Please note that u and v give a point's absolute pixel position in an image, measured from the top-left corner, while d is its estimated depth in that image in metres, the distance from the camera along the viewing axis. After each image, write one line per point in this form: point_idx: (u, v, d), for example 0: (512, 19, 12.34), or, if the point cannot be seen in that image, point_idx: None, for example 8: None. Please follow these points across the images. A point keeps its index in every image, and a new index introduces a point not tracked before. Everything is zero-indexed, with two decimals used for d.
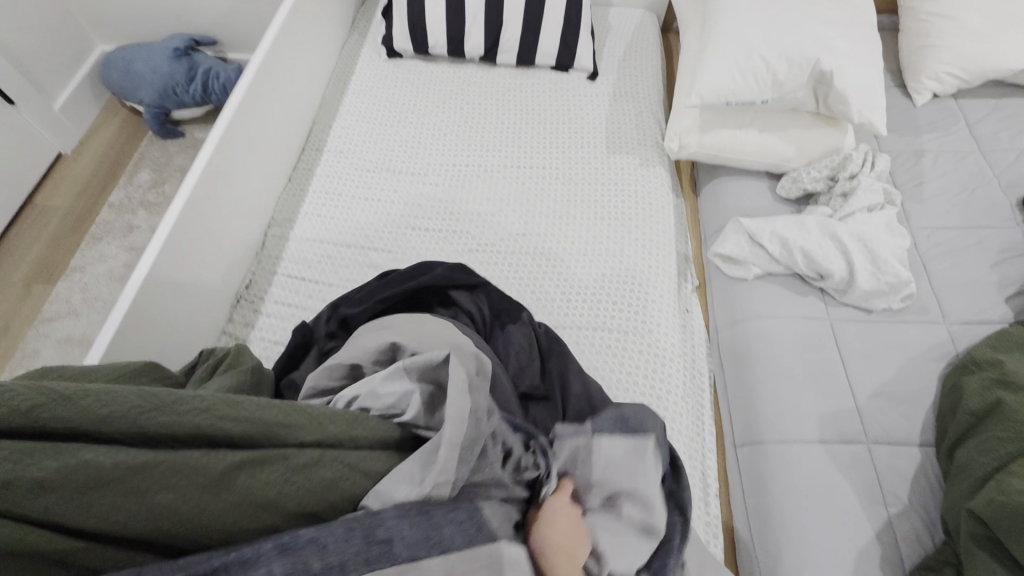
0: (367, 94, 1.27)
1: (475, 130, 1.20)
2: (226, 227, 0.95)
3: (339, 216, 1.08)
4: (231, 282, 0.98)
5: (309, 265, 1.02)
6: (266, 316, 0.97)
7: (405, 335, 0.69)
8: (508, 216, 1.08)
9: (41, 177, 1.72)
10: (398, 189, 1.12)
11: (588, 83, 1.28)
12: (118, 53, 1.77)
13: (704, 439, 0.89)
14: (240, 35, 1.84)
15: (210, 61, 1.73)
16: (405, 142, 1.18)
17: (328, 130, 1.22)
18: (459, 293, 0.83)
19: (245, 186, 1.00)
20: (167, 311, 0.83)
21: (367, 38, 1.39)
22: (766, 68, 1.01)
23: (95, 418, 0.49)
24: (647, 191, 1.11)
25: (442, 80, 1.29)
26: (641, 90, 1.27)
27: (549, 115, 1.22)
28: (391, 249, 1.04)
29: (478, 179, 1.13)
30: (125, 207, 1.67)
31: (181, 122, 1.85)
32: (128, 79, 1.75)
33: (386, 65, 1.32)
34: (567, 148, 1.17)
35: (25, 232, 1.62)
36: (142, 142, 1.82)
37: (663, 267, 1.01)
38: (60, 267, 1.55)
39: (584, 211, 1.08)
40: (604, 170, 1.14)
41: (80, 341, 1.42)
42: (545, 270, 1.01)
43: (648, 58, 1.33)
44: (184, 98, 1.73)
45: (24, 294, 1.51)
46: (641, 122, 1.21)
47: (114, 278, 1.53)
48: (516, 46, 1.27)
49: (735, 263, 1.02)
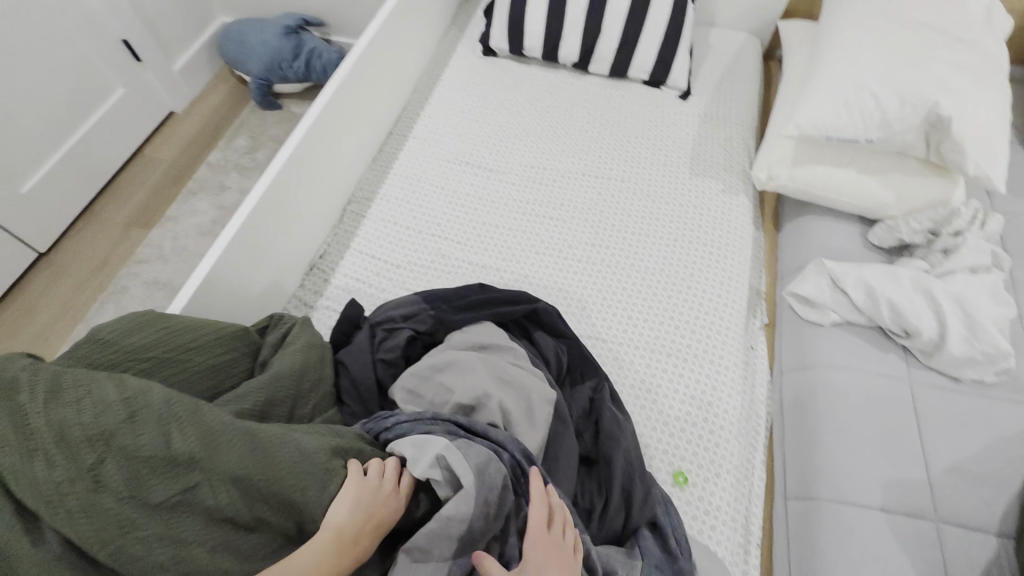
0: (458, 87, 1.30)
1: (558, 135, 1.21)
2: (309, 197, 0.99)
3: (415, 201, 1.11)
4: (307, 251, 1.03)
5: (381, 243, 1.05)
6: (333, 287, 1.01)
7: (483, 378, 0.71)
8: (578, 223, 1.07)
9: (153, 130, 1.88)
10: (475, 183, 1.14)
11: (679, 101, 1.25)
12: (235, 26, 1.90)
13: (752, 483, 0.85)
14: (346, 19, 1.92)
15: (315, 41, 1.83)
16: (488, 139, 1.20)
17: (415, 117, 1.26)
18: (542, 336, 0.84)
19: (332, 160, 1.04)
20: (247, 269, 0.87)
21: (465, 35, 1.42)
22: (875, 106, 0.95)
23: (207, 434, 0.52)
24: (724, 218, 1.07)
25: (532, 83, 1.30)
26: (734, 114, 1.23)
27: (633, 128, 1.21)
28: (460, 239, 1.05)
29: (554, 183, 1.13)
30: (220, 168, 1.79)
31: (281, 96, 1.97)
32: (240, 50, 1.87)
33: (479, 62, 1.35)
34: (648, 165, 1.15)
35: (134, 178, 1.77)
36: (244, 110, 1.95)
37: (732, 299, 0.98)
38: (158, 214, 1.68)
39: (656, 230, 1.06)
40: (683, 191, 1.11)
41: (164, 284, 1.54)
42: (609, 282, 0.99)
43: (746, 83, 1.29)
44: (287, 73, 1.84)
45: (123, 234, 1.64)
46: (729, 147, 1.17)
47: (201, 232, 1.64)
48: (610, 56, 1.26)
49: (811, 305, 0.97)
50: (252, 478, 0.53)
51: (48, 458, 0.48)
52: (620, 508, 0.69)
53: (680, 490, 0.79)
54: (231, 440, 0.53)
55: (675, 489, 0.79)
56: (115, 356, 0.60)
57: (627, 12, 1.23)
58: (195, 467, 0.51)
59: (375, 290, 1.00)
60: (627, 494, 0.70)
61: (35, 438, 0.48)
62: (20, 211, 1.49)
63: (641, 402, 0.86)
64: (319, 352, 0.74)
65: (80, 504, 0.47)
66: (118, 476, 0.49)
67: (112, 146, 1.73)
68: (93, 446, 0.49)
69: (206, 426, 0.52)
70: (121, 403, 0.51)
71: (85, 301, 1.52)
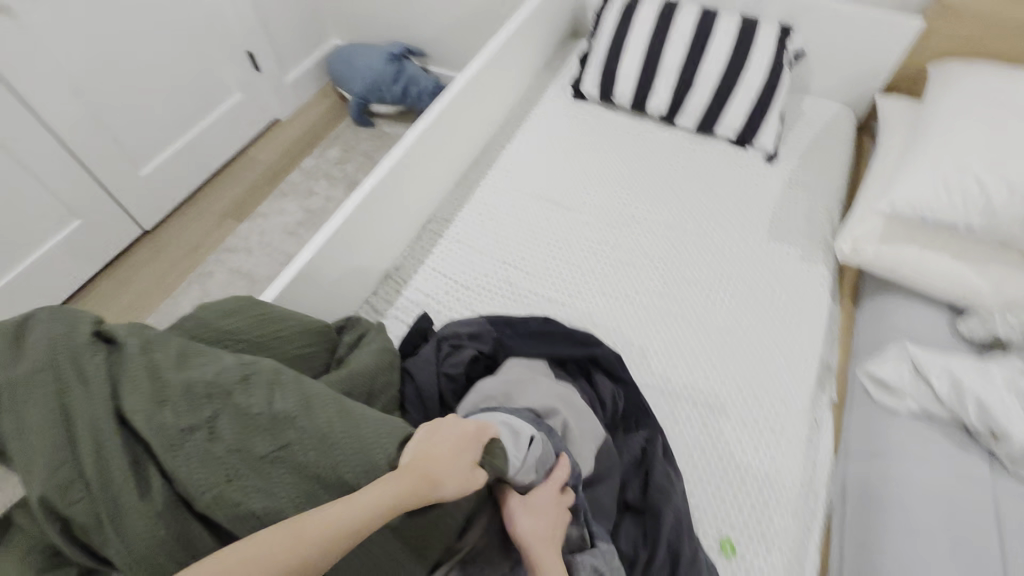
0: (546, 126, 1.35)
1: (638, 182, 1.22)
2: (395, 212, 1.06)
3: (491, 228, 1.15)
4: (384, 261, 1.08)
5: (454, 264, 1.10)
6: (404, 299, 1.05)
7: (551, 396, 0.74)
8: (647, 271, 1.08)
9: (258, 133, 2.04)
10: (551, 218, 1.17)
11: (764, 163, 1.25)
12: (345, 48, 2.06)
13: (804, 567, 0.81)
14: (446, 51, 2.04)
15: (415, 69, 1.96)
16: (569, 178, 1.24)
17: (501, 149, 1.31)
18: (602, 378, 0.84)
19: (420, 181, 1.11)
20: (330, 271, 0.93)
21: (558, 77, 1.48)
22: (978, 192, 0.91)
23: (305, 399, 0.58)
24: (800, 285, 1.05)
25: (618, 129, 1.33)
26: (821, 182, 1.21)
27: (714, 184, 1.21)
28: (529, 271, 1.08)
29: (629, 228, 1.15)
30: (311, 174, 1.92)
31: (376, 115, 2.10)
32: (346, 70, 2.03)
33: (569, 104, 1.40)
34: (726, 222, 1.14)
35: (235, 174, 1.93)
36: (340, 124, 2.09)
37: (800, 368, 0.94)
38: (250, 209, 1.82)
39: (728, 287, 1.05)
40: (760, 252, 1.10)
41: (245, 275, 1.65)
42: (672, 334, 0.99)
43: (836, 153, 1.26)
44: (385, 95, 1.97)
45: (217, 223, 1.78)
46: (812, 214, 1.15)
47: (286, 231, 1.75)
48: (699, 113, 1.28)
49: (887, 389, 0.91)
50: (338, 437, 0.56)
51: (173, 408, 0.54)
52: (665, 566, 0.67)
53: (727, 559, 0.76)
54: (323, 403, 0.58)
55: (720, 558, 0.76)
56: (217, 336, 0.66)
57: (720, 71, 1.24)
58: (291, 423, 0.56)
59: (442, 308, 1.03)
60: (673, 553, 0.68)
61: (165, 390, 0.55)
62: (136, 191, 1.66)
63: (692, 461, 0.84)
64: (390, 357, 0.76)
65: (196, 450, 0.52)
66: (228, 432, 0.54)
67: (222, 144, 1.90)
68: (212, 402, 0.55)
69: (304, 391, 0.58)
70: (238, 368, 0.58)
71: (174, 280, 1.64)
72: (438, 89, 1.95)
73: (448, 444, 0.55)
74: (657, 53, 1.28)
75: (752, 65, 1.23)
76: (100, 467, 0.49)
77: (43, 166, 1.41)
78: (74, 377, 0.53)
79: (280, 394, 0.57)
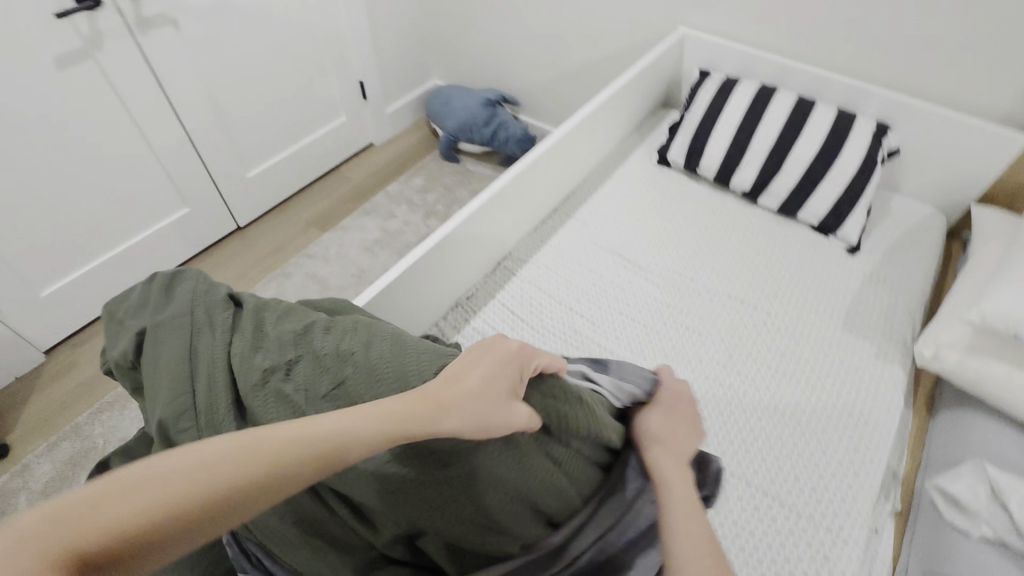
0: (628, 185, 1.40)
1: (712, 252, 1.24)
2: (477, 245, 1.12)
3: (563, 275, 1.19)
4: (458, 289, 1.13)
5: (523, 303, 1.13)
6: (472, 328, 1.09)
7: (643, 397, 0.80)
8: (713, 341, 1.07)
9: (353, 154, 2.20)
10: (622, 274, 1.19)
11: (845, 254, 1.23)
12: (445, 89, 2.22)
13: None
14: (537, 103, 2.15)
15: (507, 116, 2.07)
16: (645, 238, 1.27)
17: (582, 201, 1.37)
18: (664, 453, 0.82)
19: (504, 220, 1.17)
20: (412, 291, 1.00)
21: (645, 142, 1.53)
22: None
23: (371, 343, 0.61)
24: (872, 383, 1.01)
25: (698, 199, 1.36)
26: (904, 281, 1.18)
27: (791, 267, 1.21)
28: (595, 322, 1.11)
29: (698, 295, 1.15)
30: (394, 198, 2.03)
31: (462, 152, 2.23)
32: (443, 108, 2.17)
33: (652, 168, 1.45)
34: (799, 306, 1.13)
35: (325, 187, 2.07)
36: (428, 156, 2.22)
37: (864, 470, 0.90)
38: (334, 222, 1.94)
39: (793, 370, 1.03)
40: (830, 340, 1.07)
41: (320, 281, 1.74)
42: (731, 409, 0.97)
43: (924, 255, 1.23)
44: (475, 135, 2.09)
45: (303, 230, 1.91)
46: (892, 312, 1.12)
47: (363, 246, 1.85)
48: (784, 195, 1.29)
49: (960, 508, 0.85)
50: (398, 374, 0.58)
51: (264, 352, 0.60)
52: None
53: None
54: (387, 344, 0.61)
55: None
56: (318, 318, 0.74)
57: (811, 158, 1.27)
58: (349, 370, 0.58)
59: None
60: None
61: (262, 341, 0.61)
62: (240, 190, 1.82)
63: (738, 546, 0.82)
64: None
65: (275, 392, 0.56)
66: (299, 375, 0.58)
67: (320, 159, 2.06)
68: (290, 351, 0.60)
69: (371, 336, 0.62)
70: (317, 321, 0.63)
71: (255, 275, 1.76)
72: (525, 137, 2.06)
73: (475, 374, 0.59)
74: (748, 133, 1.33)
75: (841, 158, 1.25)
76: (209, 406, 0.55)
77: (169, 158, 1.58)
78: (202, 324, 0.62)
79: (349, 337, 0.61)
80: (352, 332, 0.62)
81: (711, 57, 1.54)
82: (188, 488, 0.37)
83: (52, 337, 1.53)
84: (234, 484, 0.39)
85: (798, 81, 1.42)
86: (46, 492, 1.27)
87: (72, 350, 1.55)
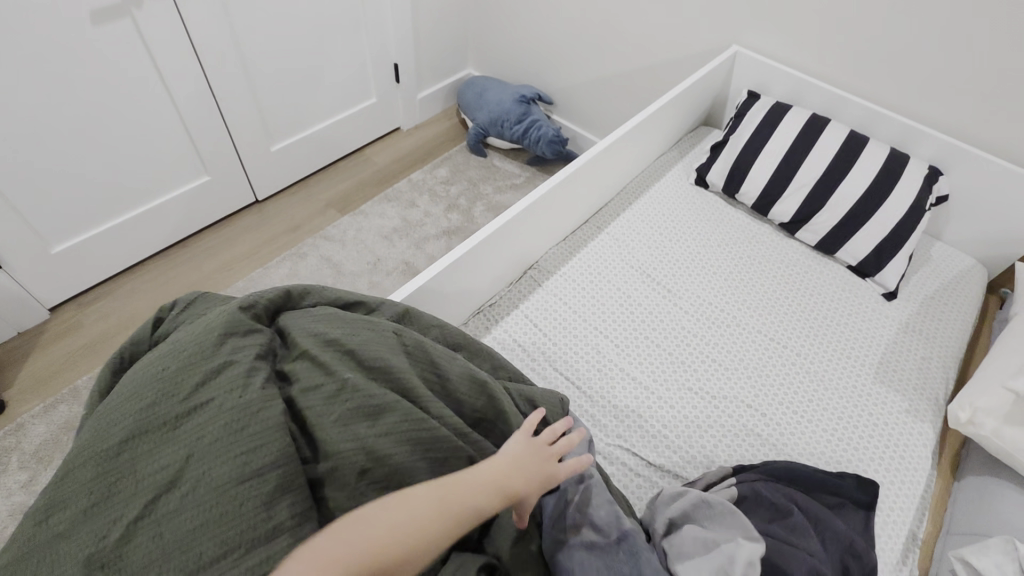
0: (663, 204, 1.35)
1: (744, 284, 1.20)
2: (504, 254, 1.09)
3: (590, 291, 1.15)
4: (480, 297, 1.11)
5: (547, 317, 1.10)
6: (492, 338, 1.06)
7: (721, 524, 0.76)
8: (737, 378, 1.04)
9: (379, 136, 2.16)
10: (651, 297, 1.15)
11: (881, 300, 1.19)
12: (479, 79, 2.16)
13: None
14: (572, 104, 2.10)
15: (540, 115, 2.02)
16: (677, 261, 1.23)
17: (615, 215, 1.32)
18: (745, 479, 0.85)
19: (535, 231, 1.14)
20: (432, 297, 0.97)
21: (684, 159, 1.49)
22: None
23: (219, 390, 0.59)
24: (901, 443, 0.97)
25: (734, 226, 1.32)
26: (941, 335, 1.13)
27: (826, 308, 1.17)
28: (618, 344, 1.07)
29: (727, 329, 1.11)
30: (417, 186, 1.99)
31: (490, 147, 2.18)
32: (475, 100, 2.12)
33: (689, 188, 1.40)
34: (830, 351, 1.09)
35: (348, 169, 2.03)
36: (455, 146, 2.18)
37: (883, 536, 0.87)
38: (354, 205, 1.90)
39: (820, 420, 0.99)
40: (861, 392, 1.03)
41: (336, 264, 1.71)
42: (755, 454, 0.94)
43: (962, 309, 1.19)
44: (505, 131, 2.04)
45: (320, 212, 1.87)
46: (925, 367, 1.07)
47: (381, 234, 1.81)
48: (824, 232, 1.25)
49: None
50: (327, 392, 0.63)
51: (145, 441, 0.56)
52: None
53: None
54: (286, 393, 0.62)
55: None
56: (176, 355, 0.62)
57: (858, 197, 1.22)
58: (170, 368, 0.60)
59: (524, 358, 1.04)
60: None
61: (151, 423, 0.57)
62: (263, 164, 1.78)
63: None
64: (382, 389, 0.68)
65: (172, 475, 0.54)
66: (180, 426, 0.56)
67: (345, 139, 2.01)
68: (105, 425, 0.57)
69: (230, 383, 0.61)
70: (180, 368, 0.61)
71: (268, 252, 1.73)
72: (556, 138, 1.97)
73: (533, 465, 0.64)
74: (794, 163, 1.28)
75: (889, 201, 1.21)
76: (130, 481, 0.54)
77: (196, 125, 1.54)
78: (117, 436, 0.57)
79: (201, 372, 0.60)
80: (135, 373, 0.62)
81: (761, 79, 1.49)
82: (401, 542, 0.51)
83: (60, 295, 1.50)
84: (390, 544, 0.50)
85: (850, 114, 1.37)
86: (39, 457, 1.25)
87: (78, 311, 1.52)
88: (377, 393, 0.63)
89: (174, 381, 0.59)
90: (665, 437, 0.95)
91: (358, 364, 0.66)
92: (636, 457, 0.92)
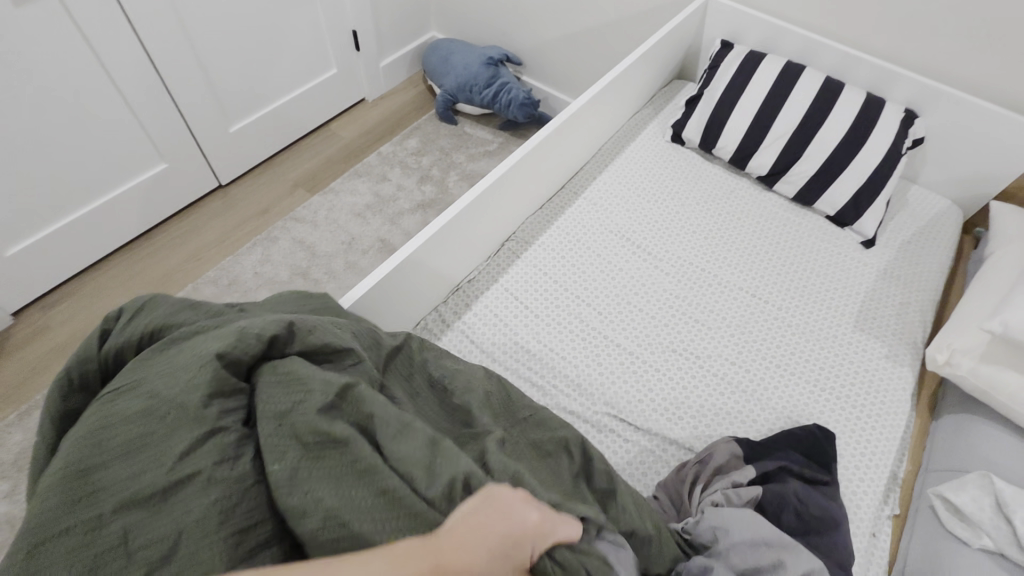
0: (640, 163, 1.32)
1: (724, 241, 1.19)
2: (481, 227, 1.06)
3: (569, 260, 1.13)
4: (459, 273, 1.08)
5: (528, 288, 1.08)
6: (473, 314, 1.05)
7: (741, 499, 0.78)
8: (721, 336, 1.04)
9: (344, 109, 2.07)
10: (632, 260, 1.14)
11: (859, 248, 1.19)
12: (444, 43, 2.07)
13: None
14: (542, 64, 2.02)
15: (510, 77, 1.94)
16: (656, 222, 1.21)
17: (591, 179, 1.29)
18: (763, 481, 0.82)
19: (510, 201, 1.11)
20: (410, 278, 0.95)
21: (659, 115, 1.45)
22: None
23: (202, 458, 0.54)
24: (881, 388, 0.99)
25: (712, 182, 1.30)
26: (918, 278, 1.14)
27: (806, 260, 1.16)
28: (600, 311, 1.06)
29: (709, 288, 1.11)
30: (388, 159, 1.92)
31: (461, 113, 2.11)
32: (441, 64, 2.03)
33: (665, 146, 1.37)
34: (810, 303, 1.10)
35: (314, 146, 1.95)
36: (424, 115, 2.10)
37: (865, 479, 0.89)
38: (323, 183, 1.84)
39: (803, 372, 1.00)
40: (842, 341, 1.04)
41: (309, 246, 1.66)
42: (740, 410, 0.95)
43: (938, 252, 1.20)
44: (474, 96, 1.97)
45: (289, 192, 1.80)
46: (904, 313, 1.09)
47: (354, 212, 1.76)
48: (802, 182, 1.24)
49: (961, 518, 0.86)
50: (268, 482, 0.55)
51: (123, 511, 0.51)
52: None
53: None
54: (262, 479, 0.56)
55: None
56: (158, 410, 0.57)
57: (835, 146, 1.21)
58: (154, 430, 0.56)
59: (507, 332, 1.03)
60: None
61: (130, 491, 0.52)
62: (222, 146, 1.70)
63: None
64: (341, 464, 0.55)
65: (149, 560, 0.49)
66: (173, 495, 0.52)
67: (308, 114, 1.92)
68: (84, 481, 0.52)
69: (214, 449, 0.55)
70: (158, 427, 0.56)
71: (240, 237, 1.67)
72: (528, 100, 1.91)
73: (481, 537, 0.50)
74: (770, 114, 1.26)
75: (866, 147, 1.20)
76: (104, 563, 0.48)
77: (146, 110, 1.46)
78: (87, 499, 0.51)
79: (185, 435, 0.55)
80: (107, 420, 0.56)
81: (735, 27, 1.44)
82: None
83: (21, 298, 1.45)
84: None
85: (826, 59, 1.34)
86: (21, 464, 1.22)
87: (43, 314, 1.46)
88: (301, 491, 0.53)
89: (160, 444, 0.55)
90: (651, 401, 0.95)
91: (293, 449, 0.56)
92: (623, 422, 0.93)
